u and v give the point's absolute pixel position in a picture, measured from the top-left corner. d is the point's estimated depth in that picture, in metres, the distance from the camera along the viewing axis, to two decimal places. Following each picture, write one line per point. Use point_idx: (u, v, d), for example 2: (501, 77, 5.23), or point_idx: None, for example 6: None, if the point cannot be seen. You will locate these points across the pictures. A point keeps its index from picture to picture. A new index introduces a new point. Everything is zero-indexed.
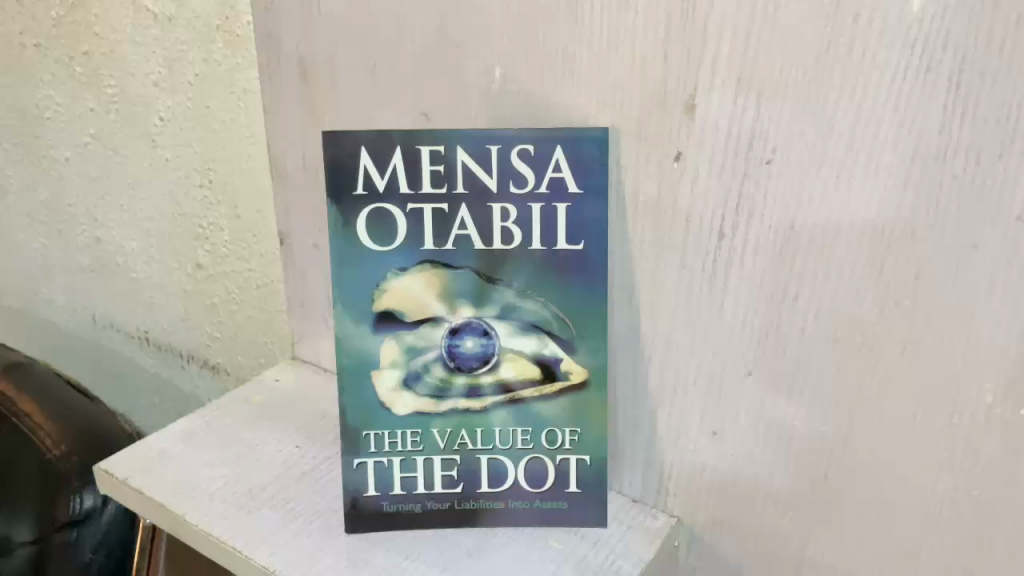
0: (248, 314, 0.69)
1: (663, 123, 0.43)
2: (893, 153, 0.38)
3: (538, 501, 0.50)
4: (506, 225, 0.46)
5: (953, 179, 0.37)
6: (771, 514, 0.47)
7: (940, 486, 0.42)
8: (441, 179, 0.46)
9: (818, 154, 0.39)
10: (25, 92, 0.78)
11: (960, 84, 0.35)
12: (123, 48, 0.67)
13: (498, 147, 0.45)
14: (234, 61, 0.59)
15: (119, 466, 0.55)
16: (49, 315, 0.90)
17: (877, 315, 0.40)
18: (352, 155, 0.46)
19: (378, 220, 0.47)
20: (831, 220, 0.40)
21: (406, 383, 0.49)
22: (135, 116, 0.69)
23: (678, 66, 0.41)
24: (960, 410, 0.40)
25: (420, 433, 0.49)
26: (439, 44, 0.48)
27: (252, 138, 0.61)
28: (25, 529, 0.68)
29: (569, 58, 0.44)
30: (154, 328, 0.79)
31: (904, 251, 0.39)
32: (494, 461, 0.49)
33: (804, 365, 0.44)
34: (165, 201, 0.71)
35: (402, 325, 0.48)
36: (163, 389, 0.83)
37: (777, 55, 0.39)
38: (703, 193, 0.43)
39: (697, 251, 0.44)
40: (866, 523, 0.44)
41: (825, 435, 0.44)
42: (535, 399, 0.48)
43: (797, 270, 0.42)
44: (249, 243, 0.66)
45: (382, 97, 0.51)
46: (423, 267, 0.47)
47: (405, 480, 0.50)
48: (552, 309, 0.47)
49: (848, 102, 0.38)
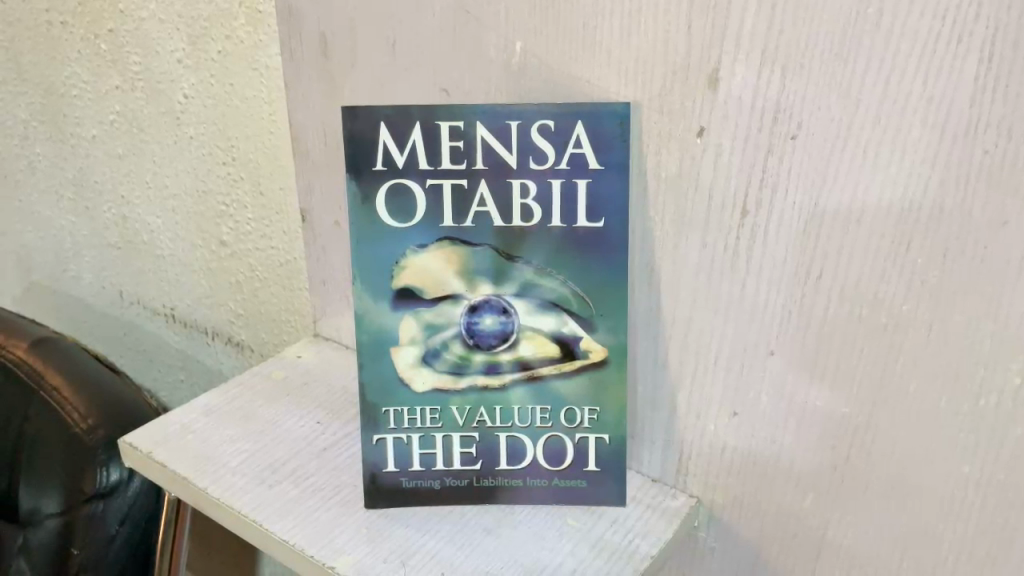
0: (271, 291, 0.70)
1: (685, 97, 0.42)
2: (921, 127, 0.37)
3: (556, 479, 0.50)
4: (525, 202, 0.46)
5: (983, 155, 0.36)
6: (793, 495, 0.47)
7: (966, 469, 0.41)
8: (460, 154, 0.46)
9: (844, 130, 0.38)
10: (51, 69, 0.78)
11: (992, 56, 0.34)
12: (147, 26, 0.67)
13: (518, 123, 0.45)
14: (256, 38, 0.59)
15: (142, 440, 0.56)
16: (77, 292, 0.92)
17: (903, 294, 0.40)
18: (370, 130, 0.46)
19: (396, 197, 0.47)
20: (857, 197, 0.39)
21: (425, 359, 0.49)
22: (160, 93, 0.69)
23: (700, 38, 0.41)
24: (987, 392, 0.39)
25: (439, 410, 0.49)
26: (459, 18, 0.47)
27: (275, 115, 0.61)
28: (52, 501, 0.69)
29: (590, 32, 0.44)
30: (179, 305, 0.80)
31: (931, 230, 0.38)
32: (513, 439, 0.49)
33: (826, 344, 0.43)
34: (189, 178, 0.71)
35: (420, 302, 0.48)
36: (187, 365, 0.84)
37: (802, 27, 0.38)
38: (725, 170, 0.42)
39: (719, 229, 0.44)
40: (888, 505, 0.44)
41: (847, 417, 0.43)
42: (553, 377, 0.48)
43: (821, 248, 0.41)
44: (272, 221, 0.66)
45: (401, 72, 0.51)
46: (442, 244, 0.47)
47: (424, 457, 0.50)
48: (571, 287, 0.47)
49: (875, 75, 0.37)
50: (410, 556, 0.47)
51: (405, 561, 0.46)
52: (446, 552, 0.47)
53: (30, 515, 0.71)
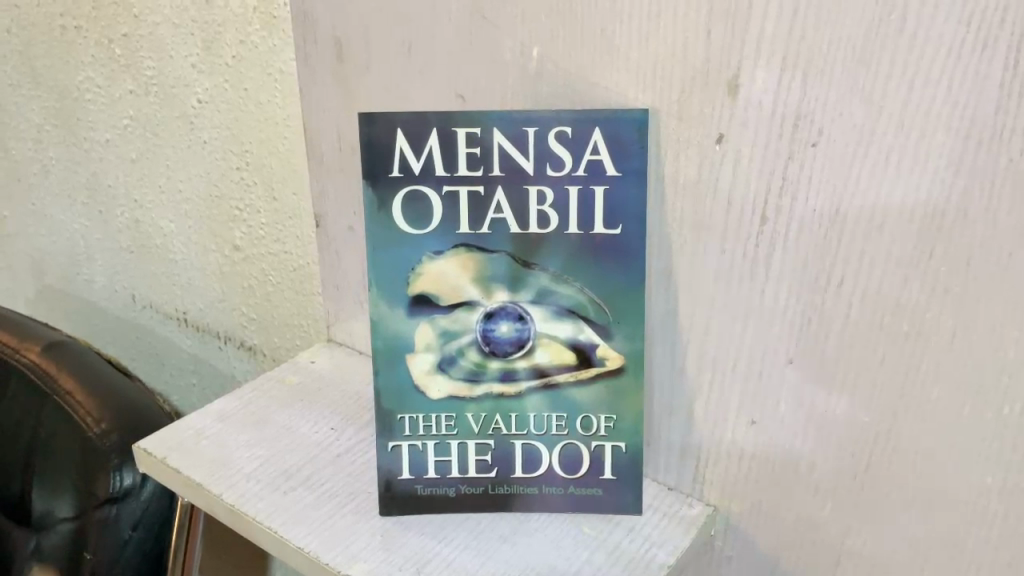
0: (284, 295, 0.70)
1: (704, 103, 0.42)
2: (945, 133, 0.36)
3: (572, 487, 0.49)
4: (542, 208, 0.46)
5: (1008, 162, 0.35)
6: (812, 503, 0.46)
7: (988, 479, 0.40)
8: (477, 161, 0.45)
9: (866, 135, 0.38)
10: (65, 73, 0.78)
11: (1018, 63, 0.34)
12: (160, 31, 0.67)
13: (535, 129, 0.45)
14: (270, 42, 0.59)
15: (157, 446, 0.56)
16: (90, 296, 0.92)
17: (925, 301, 0.39)
18: (386, 136, 0.46)
19: (413, 203, 0.46)
20: (878, 203, 0.39)
21: (440, 366, 0.49)
22: (173, 97, 0.69)
23: (720, 44, 0.40)
24: (1010, 400, 0.39)
25: (454, 417, 0.49)
26: (475, 23, 0.47)
27: (289, 120, 0.61)
28: (66, 505, 0.70)
29: (608, 37, 0.43)
30: (191, 308, 0.80)
31: (954, 237, 0.37)
32: (528, 447, 0.49)
33: (846, 353, 0.42)
34: (202, 183, 0.71)
35: (435, 308, 0.48)
36: (200, 369, 0.84)
37: (824, 31, 0.37)
38: (745, 176, 0.42)
39: (737, 236, 0.43)
40: (909, 513, 0.43)
41: (868, 425, 0.43)
42: (569, 384, 0.48)
43: (842, 255, 0.41)
44: (286, 225, 0.66)
45: (417, 76, 0.51)
46: (458, 250, 0.47)
47: (439, 464, 0.50)
48: (588, 294, 0.46)
49: (897, 81, 0.36)
50: (425, 564, 0.47)
51: (421, 569, 0.46)
52: (462, 560, 0.47)
53: (43, 518, 0.71)
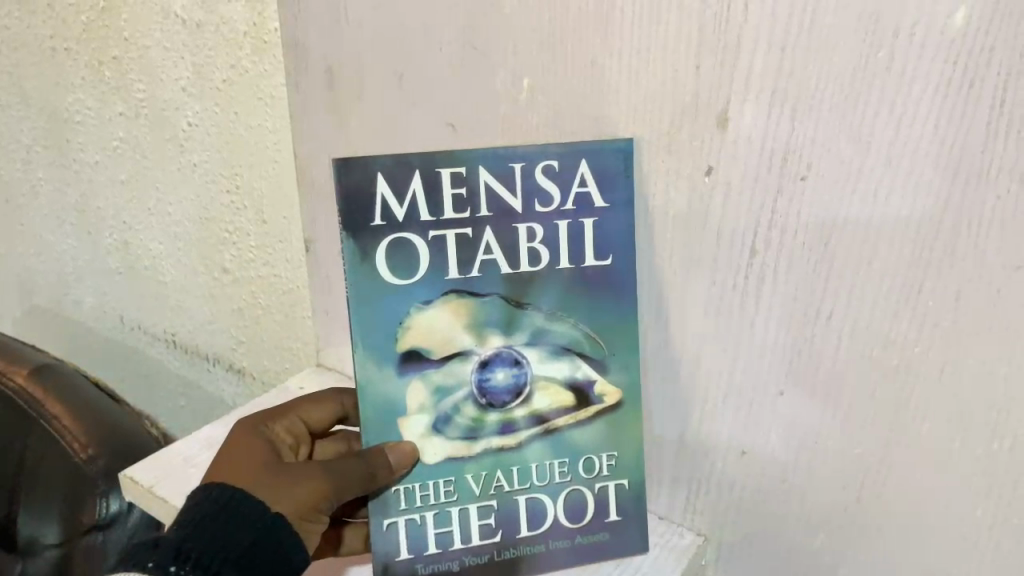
0: (274, 319, 0.69)
1: (695, 136, 0.42)
2: (934, 170, 0.36)
3: (578, 537, 0.49)
4: (533, 245, 0.45)
5: (996, 199, 0.35)
6: (803, 532, 0.46)
7: (978, 512, 0.40)
8: (463, 202, 0.44)
9: (855, 171, 0.38)
10: (55, 95, 0.78)
11: (1004, 102, 0.34)
12: (152, 53, 0.66)
13: (521, 165, 0.44)
14: (261, 68, 0.58)
15: (144, 475, 0.56)
16: (79, 316, 0.91)
17: (915, 335, 0.39)
18: (367, 182, 0.43)
19: (399, 253, 0.44)
20: (868, 238, 0.39)
21: (436, 428, 0.47)
22: (164, 120, 0.69)
23: (710, 77, 0.40)
24: (1000, 435, 0.39)
25: (454, 483, 0.48)
26: (466, 53, 0.47)
27: (280, 145, 0.61)
28: (53, 531, 0.69)
29: (599, 69, 0.43)
30: (180, 331, 0.80)
31: (943, 272, 0.37)
32: (532, 501, 0.48)
33: (837, 385, 0.42)
34: (192, 206, 0.71)
35: (427, 364, 0.46)
36: (189, 391, 0.84)
37: (813, 68, 0.37)
38: (735, 208, 0.42)
39: (728, 268, 0.43)
40: (900, 545, 0.43)
41: (860, 458, 0.43)
42: (569, 426, 0.48)
43: (833, 288, 0.41)
44: (275, 248, 0.66)
45: (408, 106, 0.51)
46: (448, 297, 0.45)
47: (440, 537, 0.48)
48: (582, 328, 0.47)
49: (886, 117, 0.37)
50: None
51: None
52: None
53: (28, 544, 0.70)
